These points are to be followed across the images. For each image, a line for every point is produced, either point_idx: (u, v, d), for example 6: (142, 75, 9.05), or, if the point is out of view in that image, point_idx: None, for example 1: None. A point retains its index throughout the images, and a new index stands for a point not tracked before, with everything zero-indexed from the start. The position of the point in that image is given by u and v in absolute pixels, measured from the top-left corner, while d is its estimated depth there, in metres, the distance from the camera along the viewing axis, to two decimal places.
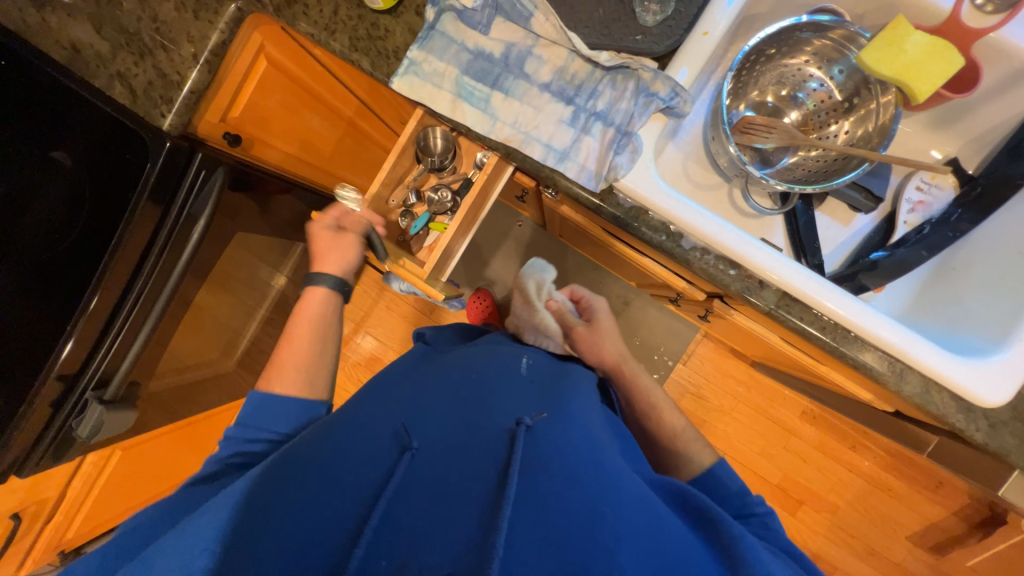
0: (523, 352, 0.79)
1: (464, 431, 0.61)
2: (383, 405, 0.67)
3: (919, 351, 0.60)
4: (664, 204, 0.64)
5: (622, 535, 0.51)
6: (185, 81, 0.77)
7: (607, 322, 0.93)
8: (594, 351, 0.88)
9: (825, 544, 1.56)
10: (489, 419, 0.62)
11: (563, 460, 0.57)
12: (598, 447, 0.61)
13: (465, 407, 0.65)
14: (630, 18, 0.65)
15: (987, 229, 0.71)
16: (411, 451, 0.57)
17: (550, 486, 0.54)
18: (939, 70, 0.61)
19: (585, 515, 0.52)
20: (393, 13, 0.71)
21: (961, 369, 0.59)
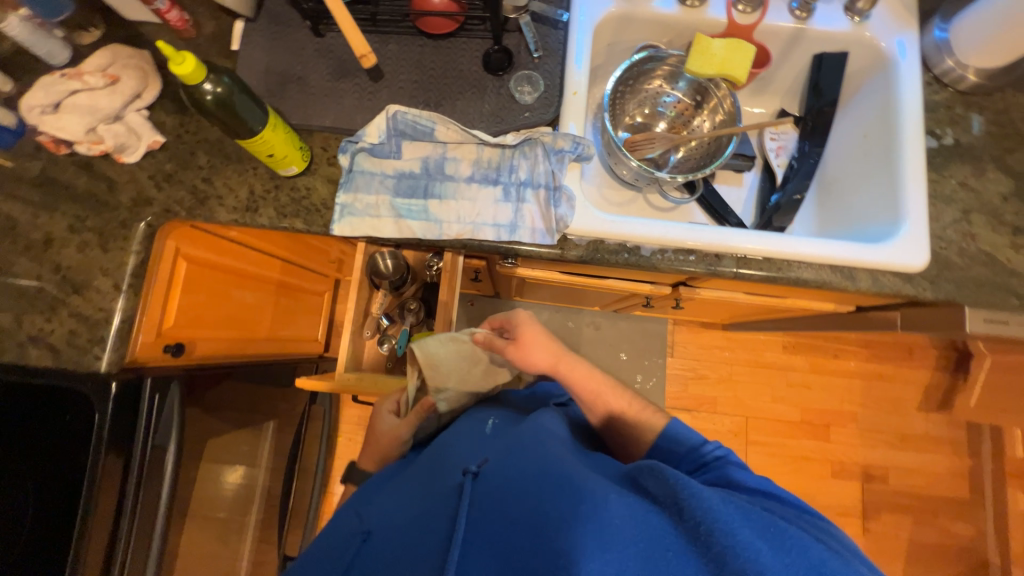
0: (489, 412, 0.75)
1: (419, 494, 0.60)
2: (355, 505, 0.65)
3: (758, 246, 0.73)
4: (611, 229, 0.73)
5: (577, 529, 0.46)
6: (113, 314, 0.72)
7: (532, 327, 0.76)
8: (527, 359, 0.74)
9: (866, 451, 1.65)
10: (444, 477, 0.60)
11: (514, 484, 0.54)
12: (557, 456, 0.57)
13: (426, 475, 0.63)
14: (513, 102, 0.76)
15: (835, 145, 0.90)
16: (362, 535, 0.56)
17: (503, 514, 0.52)
18: (743, 58, 0.80)
19: (536, 524, 0.49)
20: (309, 171, 0.75)
21: (838, 246, 0.73)
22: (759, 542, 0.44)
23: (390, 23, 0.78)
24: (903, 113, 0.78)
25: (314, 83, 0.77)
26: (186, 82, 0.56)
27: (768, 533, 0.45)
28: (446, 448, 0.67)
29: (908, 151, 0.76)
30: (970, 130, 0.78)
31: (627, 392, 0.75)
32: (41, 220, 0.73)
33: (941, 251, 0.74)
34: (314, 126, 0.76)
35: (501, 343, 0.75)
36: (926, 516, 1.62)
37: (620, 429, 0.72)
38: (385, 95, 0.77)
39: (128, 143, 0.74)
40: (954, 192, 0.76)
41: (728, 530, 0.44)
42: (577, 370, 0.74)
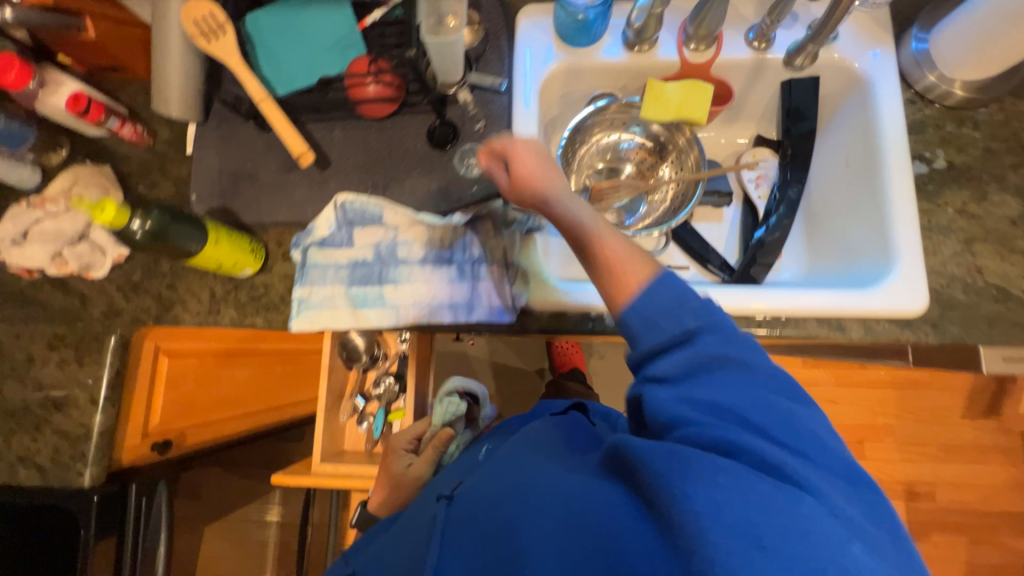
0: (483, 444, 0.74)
1: (404, 534, 0.59)
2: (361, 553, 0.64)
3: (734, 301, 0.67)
4: (570, 301, 0.69)
5: (534, 524, 0.45)
6: (93, 427, 0.74)
7: (542, 160, 0.58)
8: (523, 202, 0.59)
9: (907, 467, 1.53)
10: (426, 510, 0.60)
11: (478, 490, 0.52)
12: (518, 457, 0.56)
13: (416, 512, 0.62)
14: (459, 178, 0.74)
15: (820, 171, 0.83)
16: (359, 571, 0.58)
17: (469, 517, 0.50)
18: (700, 100, 0.75)
19: (499, 528, 0.47)
20: (266, 268, 0.76)
21: (808, 293, 0.67)
22: (698, 488, 0.41)
23: (333, 108, 0.76)
24: (884, 138, 0.71)
25: (265, 179, 0.77)
26: (110, 225, 0.57)
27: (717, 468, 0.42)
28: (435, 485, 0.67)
29: (894, 179, 0.69)
30: (965, 149, 0.70)
31: (620, 238, 0.55)
32: (22, 341, 0.76)
33: (943, 291, 0.67)
34: (267, 222, 0.76)
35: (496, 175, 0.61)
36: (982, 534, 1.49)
37: (598, 276, 0.55)
38: (334, 182, 0.76)
39: (93, 260, 0.75)
40: (953, 221, 0.68)
41: (670, 481, 0.42)
42: (565, 206, 0.56)
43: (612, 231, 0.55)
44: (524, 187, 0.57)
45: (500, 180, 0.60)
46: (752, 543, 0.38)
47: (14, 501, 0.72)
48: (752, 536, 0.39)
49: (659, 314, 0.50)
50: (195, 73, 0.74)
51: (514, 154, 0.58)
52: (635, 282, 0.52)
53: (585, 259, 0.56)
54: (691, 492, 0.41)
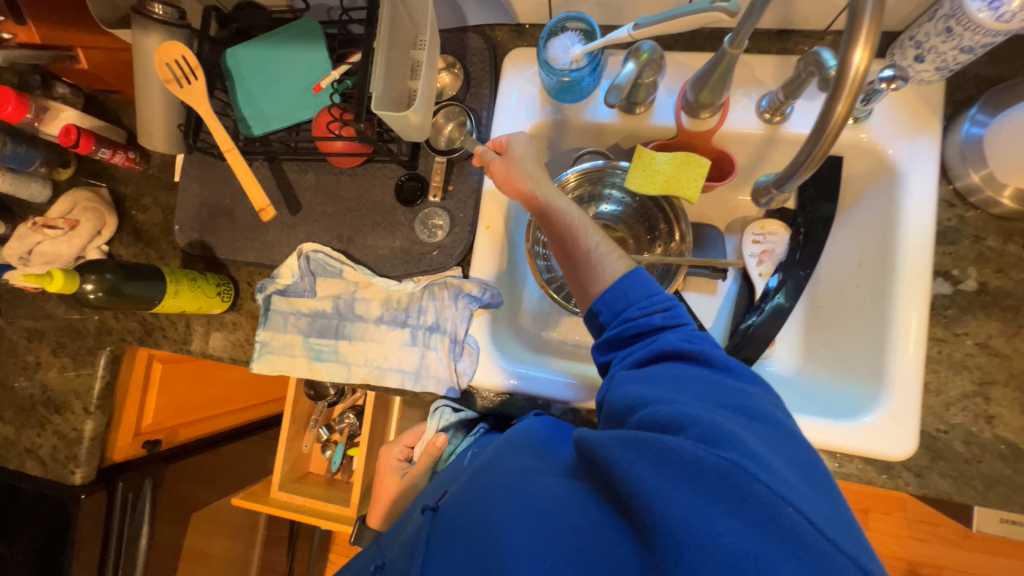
0: (471, 441, 0.72)
1: (402, 534, 0.61)
2: (364, 554, 0.65)
3: None
4: (517, 386, 0.67)
5: (507, 524, 0.44)
6: (85, 433, 0.82)
7: (521, 160, 0.61)
8: (506, 179, 0.61)
9: (915, 545, 1.41)
10: (415, 521, 0.60)
11: (460, 500, 0.52)
12: (494, 465, 0.55)
13: (411, 517, 0.63)
14: (420, 239, 0.71)
15: (832, 259, 0.73)
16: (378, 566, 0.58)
17: (451, 525, 0.50)
18: (692, 177, 0.66)
19: (475, 532, 0.46)
20: (236, 306, 0.78)
21: None
22: (653, 475, 0.39)
23: (306, 152, 0.75)
24: (903, 243, 0.60)
25: (241, 217, 0.78)
26: (68, 291, 0.60)
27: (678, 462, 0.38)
28: (430, 491, 0.66)
29: (906, 294, 0.59)
30: (1005, 270, 0.58)
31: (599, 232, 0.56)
32: (32, 345, 0.85)
33: (938, 437, 0.58)
34: (239, 261, 0.78)
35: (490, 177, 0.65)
36: None
37: (577, 268, 0.56)
38: (302, 229, 0.76)
39: None
40: (970, 356, 0.58)
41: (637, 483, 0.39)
42: (559, 204, 0.58)
43: (596, 234, 0.56)
44: (508, 181, 0.61)
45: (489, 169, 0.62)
46: (709, 504, 0.36)
47: (23, 486, 0.83)
48: (709, 502, 0.36)
49: (632, 311, 0.51)
50: (175, 117, 0.72)
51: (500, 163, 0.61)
52: (607, 272, 0.54)
53: (570, 265, 0.57)
54: (638, 479, 0.39)
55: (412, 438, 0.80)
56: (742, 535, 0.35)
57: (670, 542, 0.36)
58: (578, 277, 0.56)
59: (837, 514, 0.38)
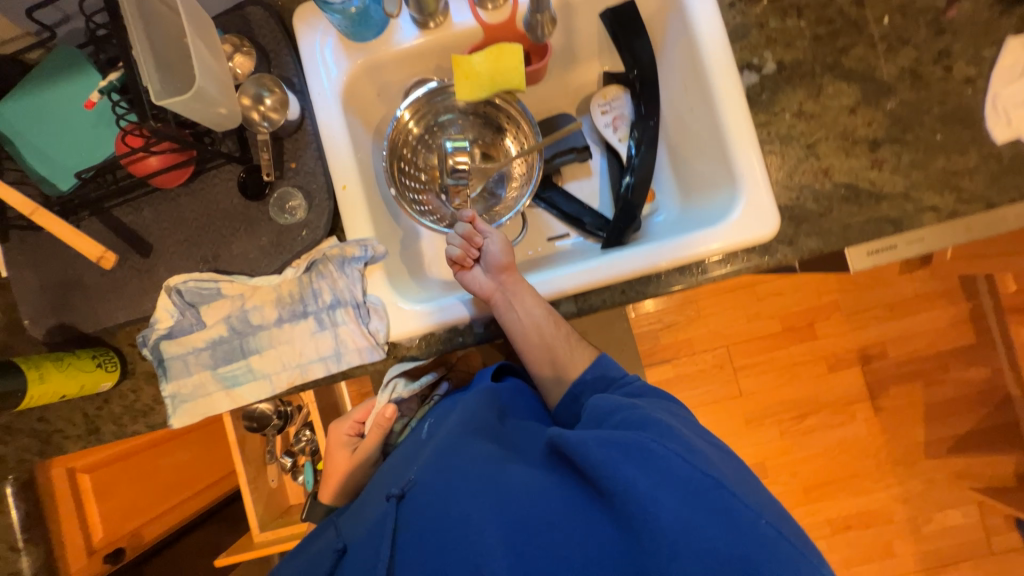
0: (422, 420, 0.75)
1: (362, 517, 0.62)
2: (326, 529, 0.67)
3: (618, 265, 0.65)
4: (435, 319, 0.67)
5: (493, 522, 0.49)
6: (24, 572, 0.74)
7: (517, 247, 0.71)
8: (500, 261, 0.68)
9: (858, 334, 1.59)
10: (374, 508, 0.61)
11: (434, 492, 0.54)
12: (464, 453, 0.58)
13: (373, 497, 0.64)
14: (283, 225, 0.68)
15: (668, 97, 0.79)
16: (339, 551, 0.59)
17: (427, 514, 0.53)
18: (512, 65, 0.68)
19: (459, 524, 0.50)
20: (128, 373, 0.72)
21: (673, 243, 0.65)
22: (643, 477, 0.47)
23: (129, 187, 0.69)
24: (709, 53, 0.65)
25: (92, 283, 0.72)
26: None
27: (664, 474, 0.47)
28: (382, 478, 0.67)
29: (725, 95, 0.65)
30: (793, 44, 0.65)
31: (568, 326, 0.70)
32: None
33: (793, 206, 0.64)
34: (110, 326, 0.71)
35: (468, 256, 0.70)
36: (935, 374, 1.58)
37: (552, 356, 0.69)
38: (163, 267, 0.71)
39: None
40: (792, 127, 0.65)
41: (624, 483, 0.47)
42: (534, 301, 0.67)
43: (568, 328, 0.70)
44: (508, 266, 0.68)
45: (486, 246, 0.69)
46: (691, 507, 0.46)
47: None
48: (692, 507, 0.46)
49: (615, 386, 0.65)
50: None
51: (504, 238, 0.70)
52: (576, 361, 0.70)
53: (548, 356, 0.69)
54: (627, 479, 0.47)
55: (362, 414, 0.82)
56: (717, 535, 0.45)
57: (656, 532, 0.45)
58: (552, 366, 0.70)
59: (767, 502, 0.50)
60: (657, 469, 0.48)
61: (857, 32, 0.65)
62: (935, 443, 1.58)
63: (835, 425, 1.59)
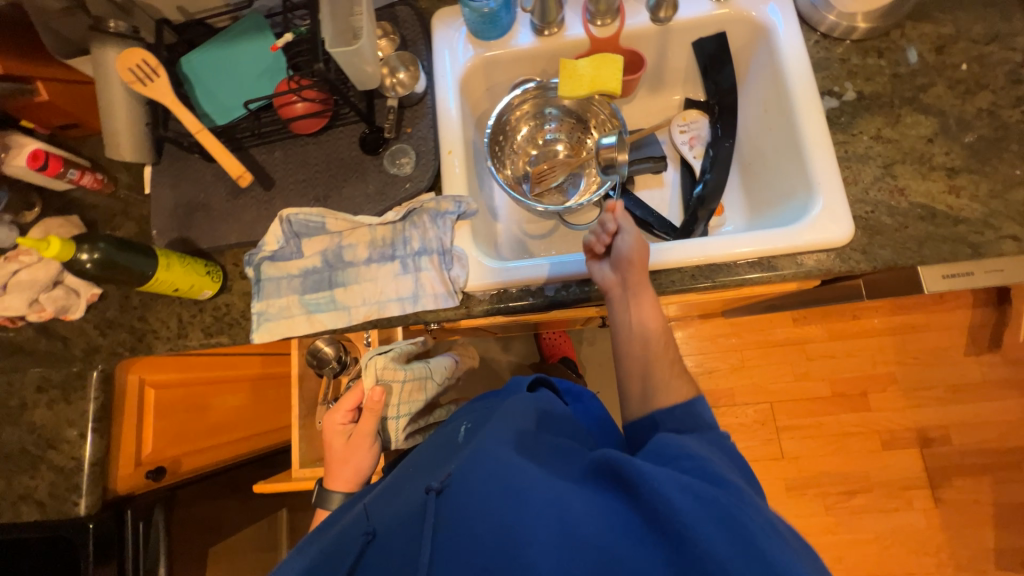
0: (464, 419, 0.70)
1: (393, 501, 0.57)
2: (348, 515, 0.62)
3: (688, 250, 0.69)
4: (512, 274, 0.72)
5: (538, 542, 0.42)
6: (86, 458, 0.79)
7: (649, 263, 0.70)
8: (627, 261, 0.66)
9: (916, 413, 1.50)
10: (407, 495, 0.56)
11: (474, 491, 0.48)
12: (514, 457, 0.50)
13: (406, 485, 0.59)
14: (391, 176, 0.77)
15: (746, 122, 0.86)
16: (368, 535, 0.53)
17: (464, 512, 0.47)
18: (612, 70, 0.78)
19: (498, 534, 0.44)
20: (226, 289, 0.80)
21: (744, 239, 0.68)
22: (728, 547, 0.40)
23: (272, 130, 0.81)
24: (792, 78, 0.73)
25: (218, 206, 0.82)
26: (62, 259, 0.62)
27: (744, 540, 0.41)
28: (418, 470, 0.61)
29: (806, 113, 0.71)
30: (873, 78, 0.72)
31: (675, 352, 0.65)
32: (14, 386, 0.82)
33: (868, 218, 0.68)
34: (222, 245, 0.81)
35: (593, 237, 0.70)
36: (1007, 472, 1.44)
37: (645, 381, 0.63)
38: (280, 201, 0.81)
39: (69, 303, 0.81)
40: (870, 148, 0.69)
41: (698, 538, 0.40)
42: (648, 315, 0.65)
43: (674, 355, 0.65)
44: (636, 267, 0.66)
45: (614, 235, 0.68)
46: None
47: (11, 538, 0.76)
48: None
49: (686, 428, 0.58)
50: (142, 120, 0.79)
51: (642, 244, 0.67)
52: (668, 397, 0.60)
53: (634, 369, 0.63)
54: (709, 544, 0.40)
55: (354, 401, 0.78)
56: None
57: None
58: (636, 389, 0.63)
59: None
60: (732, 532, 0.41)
61: (936, 74, 0.71)
62: (1006, 552, 1.40)
63: (887, 511, 1.45)
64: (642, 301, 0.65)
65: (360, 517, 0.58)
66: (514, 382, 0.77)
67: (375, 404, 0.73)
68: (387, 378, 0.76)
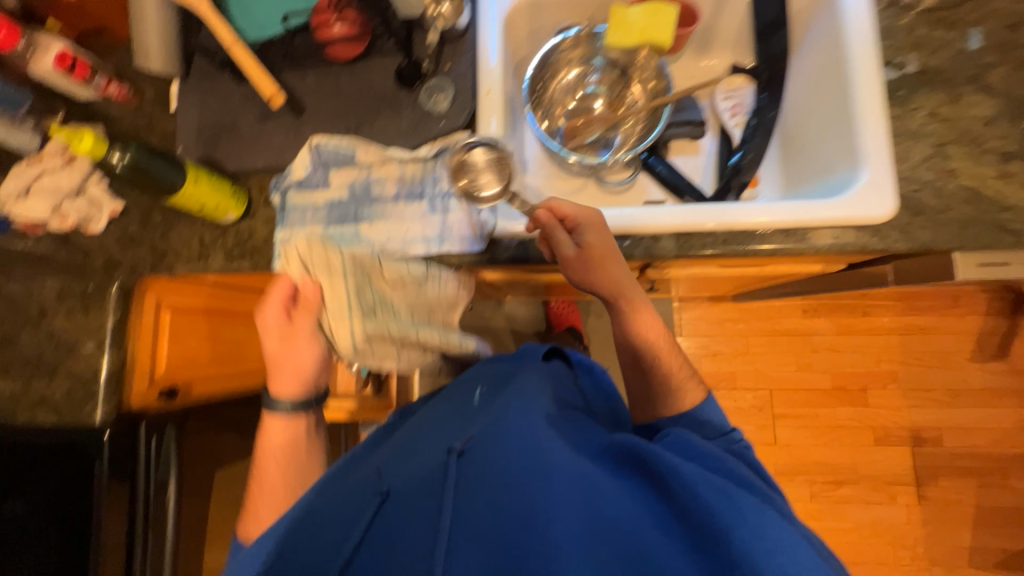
0: (476, 382, 0.71)
1: (408, 460, 0.56)
2: (355, 471, 0.61)
3: (724, 210, 0.68)
4: (542, 224, 0.71)
5: (564, 521, 0.45)
6: (104, 369, 0.80)
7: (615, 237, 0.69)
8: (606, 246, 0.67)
9: (913, 412, 1.52)
10: (425, 454, 0.56)
11: (501, 464, 0.49)
12: (543, 434, 0.52)
13: (421, 445, 0.59)
14: (427, 113, 0.76)
15: (793, 93, 0.83)
16: (382, 495, 0.51)
17: (490, 486, 0.48)
18: (664, 21, 0.75)
19: (525, 510, 0.46)
20: (249, 214, 0.79)
21: (784, 207, 0.67)
22: (754, 542, 0.43)
23: (307, 54, 0.79)
24: (852, 43, 0.70)
25: (245, 128, 0.80)
26: (93, 157, 0.63)
27: (763, 530, 0.44)
28: (430, 430, 0.61)
29: (863, 82, 0.69)
30: (937, 50, 0.70)
31: (680, 354, 0.72)
32: (32, 293, 0.82)
33: (913, 197, 0.66)
34: (248, 169, 0.79)
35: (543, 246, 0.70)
36: (993, 477, 1.47)
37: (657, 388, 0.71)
38: (310, 128, 0.79)
39: (92, 215, 0.80)
40: (923, 125, 0.68)
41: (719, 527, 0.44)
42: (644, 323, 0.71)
43: (682, 359, 0.72)
44: (611, 251, 0.67)
45: (561, 247, 0.67)
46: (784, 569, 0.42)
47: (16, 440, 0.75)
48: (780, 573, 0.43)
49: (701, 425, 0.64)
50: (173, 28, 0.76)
51: (595, 230, 0.66)
52: (686, 399, 0.69)
53: (638, 376, 0.73)
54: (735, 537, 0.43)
55: (287, 294, 0.66)
56: None
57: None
58: (650, 391, 0.71)
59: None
60: (752, 521, 0.44)
61: (1003, 53, 0.68)
62: (981, 552, 1.44)
63: (872, 503, 1.49)
64: (631, 300, 0.69)
65: (372, 471, 0.57)
66: (526, 350, 0.80)
67: (315, 301, 0.65)
68: (318, 268, 0.65)
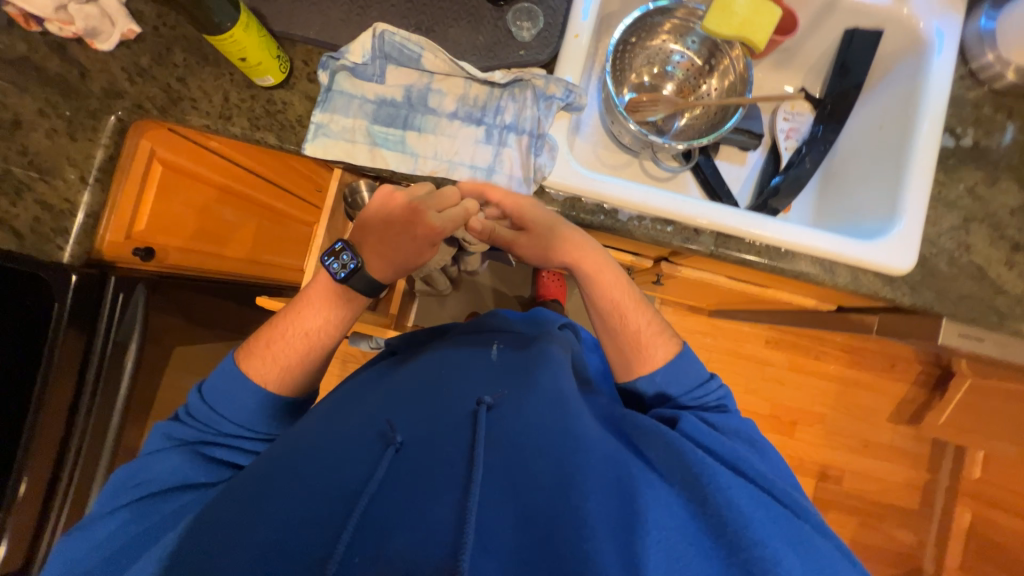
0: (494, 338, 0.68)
1: (425, 408, 0.53)
2: (358, 403, 0.58)
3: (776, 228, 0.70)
4: (592, 185, 0.70)
5: (598, 500, 0.45)
6: (80, 204, 0.73)
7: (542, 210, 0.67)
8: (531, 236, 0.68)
9: (826, 451, 1.69)
10: (444, 405, 0.53)
11: (535, 437, 0.49)
12: (574, 407, 0.53)
13: (435, 396, 0.55)
14: (509, 37, 0.71)
15: (851, 131, 0.85)
16: (395, 445, 0.48)
17: (522, 454, 0.48)
18: (766, 22, 0.72)
19: (558, 482, 0.46)
20: (287, 85, 0.71)
21: (828, 240, 0.70)
22: (794, 558, 0.43)
23: None
24: (925, 98, 0.73)
25: None
26: None
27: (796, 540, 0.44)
28: (451, 373, 0.59)
29: (924, 137, 0.72)
30: (992, 133, 0.74)
31: (650, 312, 0.68)
32: (6, 99, 0.70)
33: (930, 258, 0.72)
34: (296, 35, 0.71)
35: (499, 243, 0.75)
36: (871, 519, 1.68)
37: (628, 344, 0.66)
38: (376, 12, 0.72)
39: (100, 28, 0.67)
40: (960, 197, 0.73)
41: (757, 536, 0.43)
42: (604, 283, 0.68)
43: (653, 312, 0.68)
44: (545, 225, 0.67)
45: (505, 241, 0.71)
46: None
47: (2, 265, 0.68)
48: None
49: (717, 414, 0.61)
50: None
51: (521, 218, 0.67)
52: (658, 352, 0.65)
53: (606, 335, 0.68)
54: (771, 551, 0.42)
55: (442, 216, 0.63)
56: None
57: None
58: (626, 339, 0.66)
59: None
60: (778, 524, 0.45)
61: None
62: None
63: None
64: (585, 267, 0.68)
65: (382, 411, 0.54)
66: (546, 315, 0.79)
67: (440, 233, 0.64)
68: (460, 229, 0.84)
